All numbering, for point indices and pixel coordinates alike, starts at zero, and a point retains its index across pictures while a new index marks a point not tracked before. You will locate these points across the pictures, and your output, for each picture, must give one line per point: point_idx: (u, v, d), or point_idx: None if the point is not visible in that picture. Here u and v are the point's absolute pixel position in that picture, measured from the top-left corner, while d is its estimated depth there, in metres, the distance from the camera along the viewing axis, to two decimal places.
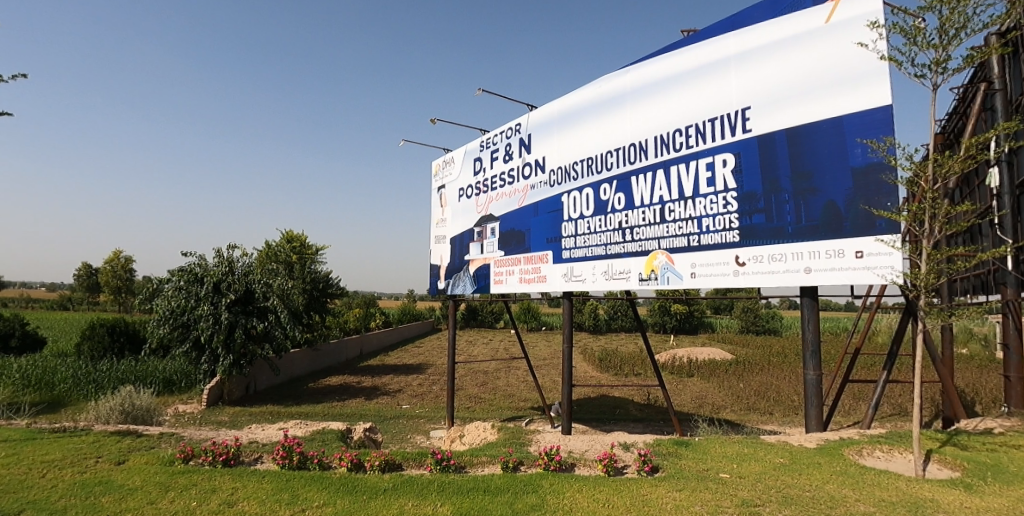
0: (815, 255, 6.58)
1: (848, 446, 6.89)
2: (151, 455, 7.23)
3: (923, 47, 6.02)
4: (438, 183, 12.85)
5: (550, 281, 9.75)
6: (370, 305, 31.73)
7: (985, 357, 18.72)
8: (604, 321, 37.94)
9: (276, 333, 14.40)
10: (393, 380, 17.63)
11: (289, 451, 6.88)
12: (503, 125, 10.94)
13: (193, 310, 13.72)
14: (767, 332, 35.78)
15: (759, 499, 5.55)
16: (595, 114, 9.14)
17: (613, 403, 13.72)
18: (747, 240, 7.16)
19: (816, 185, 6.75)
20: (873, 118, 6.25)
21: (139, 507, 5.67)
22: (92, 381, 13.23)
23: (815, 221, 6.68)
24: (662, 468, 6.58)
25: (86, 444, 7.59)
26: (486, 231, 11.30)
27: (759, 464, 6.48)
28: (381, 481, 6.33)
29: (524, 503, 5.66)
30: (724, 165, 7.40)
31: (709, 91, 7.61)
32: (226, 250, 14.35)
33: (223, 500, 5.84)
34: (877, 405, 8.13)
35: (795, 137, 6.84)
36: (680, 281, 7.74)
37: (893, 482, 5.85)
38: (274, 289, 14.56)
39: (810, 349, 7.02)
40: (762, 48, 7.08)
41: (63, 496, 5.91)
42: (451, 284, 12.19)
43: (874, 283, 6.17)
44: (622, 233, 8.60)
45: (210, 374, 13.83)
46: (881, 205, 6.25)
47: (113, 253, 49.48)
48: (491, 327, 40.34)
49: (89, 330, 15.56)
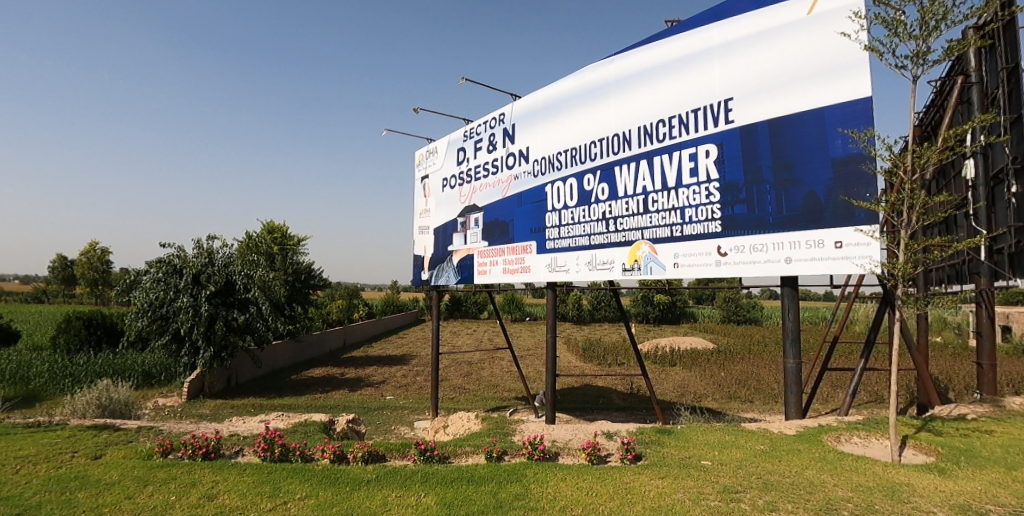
0: (796, 245, 6.65)
1: (826, 432, 7.01)
2: (129, 448, 7.13)
3: (904, 39, 6.07)
4: (422, 173, 12.73)
5: (534, 271, 9.75)
6: (354, 296, 31.62)
7: (957, 345, 19.21)
8: (587, 311, 38.17)
9: (258, 324, 14.23)
10: (377, 372, 17.57)
11: (270, 443, 6.80)
12: (487, 115, 10.86)
13: (172, 302, 13.47)
14: (748, 321, 36.12)
15: (740, 485, 5.63)
16: (579, 104, 9.11)
17: (597, 392, 13.86)
18: (729, 229, 7.21)
19: (797, 175, 6.82)
20: (854, 109, 6.33)
21: (116, 502, 5.59)
22: (69, 374, 12.96)
23: (796, 211, 6.75)
24: (645, 456, 6.63)
25: (62, 439, 7.46)
26: (470, 221, 11.23)
27: (740, 451, 6.56)
28: (365, 472, 6.30)
29: (508, 492, 5.68)
30: (706, 156, 7.42)
31: (693, 81, 7.62)
32: (207, 241, 14.08)
33: (203, 493, 5.78)
34: (854, 393, 8.27)
35: (777, 127, 6.89)
36: (663, 271, 7.79)
37: (870, 467, 5.97)
38: (255, 281, 14.39)
39: (789, 337, 7.13)
40: (746, 38, 7.11)
41: (37, 492, 5.80)
42: (434, 275, 12.15)
43: (852, 273, 6.25)
44: (606, 223, 8.60)
45: (190, 366, 13.69)
46: (860, 195, 6.32)
47: (89, 244, 48.54)
48: (475, 318, 40.44)
49: (64, 323, 15.26)
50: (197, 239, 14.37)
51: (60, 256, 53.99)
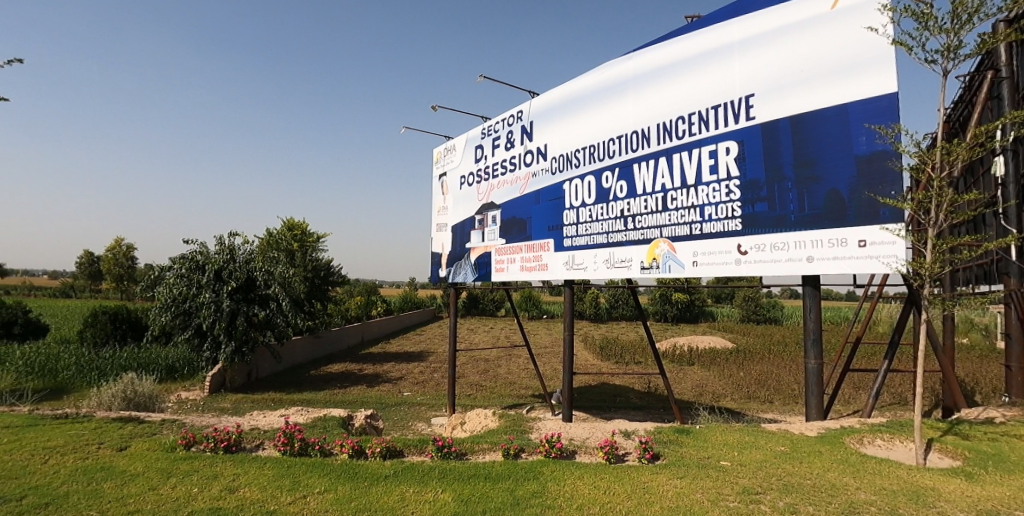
0: (818, 244, 6.54)
1: (848, 434, 6.90)
2: (153, 441, 7.26)
3: (934, 32, 5.93)
4: (440, 171, 12.76)
5: (551, 269, 9.73)
6: (373, 293, 31.89)
7: (985, 347, 18.77)
8: (604, 309, 37.97)
9: (278, 320, 14.40)
10: (395, 368, 17.70)
11: (290, 438, 6.90)
12: (505, 112, 10.86)
13: (194, 298, 13.70)
14: (768, 321, 35.55)
15: (759, 487, 5.56)
16: (597, 101, 9.06)
17: (614, 391, 13.80)
18: (749, 228, 7.12)
19: (819, 173, 6.70)
20: (878, 105, 6.21)
21: (141, 493, 5.70)
22: (96, 367, 13.25)
23: (817, 209, 6.64)
24: (663, 456, 6.59)
25: (89, 431, 7.63)
26: (488, 219, 11.24)
27: (759, 452, 6.48)
28: (383, 467, 6.35)
29: (525, 490, 5.68)
30: (727, 153, 7.33)
31: (712, 78, 7.54)
32: (228, 238, 14.29)
33: (225, 486, 5.87)
34: (877, 395, 8.12)
35: (799, 124, 6.79)
36: (681, 270, 7.70)
37: (894, 470, 5.86)
38: (275, 277, 14.58)
39: (811, 337, 7.01)
40: (768, 34, 7.01)
41: (65, 482, 5.94)
42: (451, 272, 12.20)
43: (876, 272, 6.14)
44: (624, 221, 8.54)
45: (212, 361, 13.91)
46: (885, 193, 6.20)
47: (115, 240, 49.60)
48: (492, 315, 40.55)
49: (91, 317, 15.60)
50: (218, 236, 14.59)
51: (86, 251, 55.24)
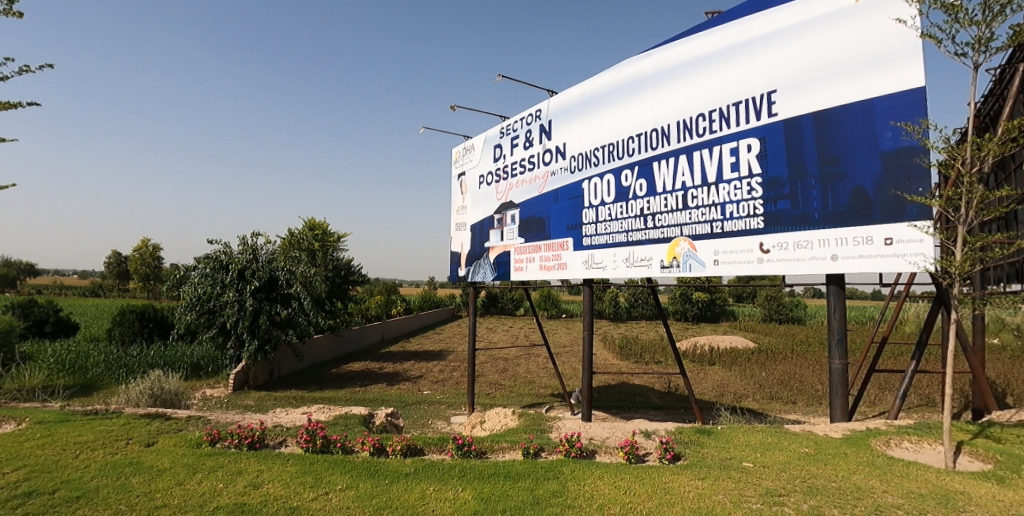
0: (842, 242, 6.42)
1: (875, 436, 6.77)
2: (179, 437, 7.40)
3: (964, 24, 5.79)
4: (459, 170, 12.80)
5: (570, 268, 9.70)
6: (393, 292, 32.12)
7: (1017, 347, 18.27)
8: (624, 308, 37.74)
9: (300, 319, 14.58)
10: (415, 366, 17.81)
11: (312, 435, 6.98)
12: (523, 111, 10.86)
13: (218, 297, 13.93)
14: (790, 320, 35.00)
15: (783, 489, 5.49)
16: (616, 99, 9.01)
17: (634, 391, 13.72)
18: (771, 226, 7.01)
19: (843, 169, 6.58)
20: (904, 100, 6.09)
21: (168, 488, 5.81)
22: (123, 365, 13.55)
23: (842, 207, 6.52)
24: (684, 456, 6.53)
25: (118, 427, 7.80)
26: (507, 218, 11.25)
27: (782, 454, 6.40)
28: (403, 465, 6.39)
29: (545, 489, 5.67)
30: (748, 150, 7.24)
31: (733, 74, 7.46)
32: (251, 238, 14.50)
33: (249, 481, 5.96)
34: (905, 396, 7.96)
35: (822, 120, 6.68)
36: (702, 269, 7.61)
37: (922, 474, 5.73)
38: (297, 276, 14.77)
39: (835, 337, 6.89)
40: (790, 29, 6.92)
41: (95, 476, 6.09)
42: (471, 272, 12.24)
43: (903, 271, 6.01)
44: (644, 220, 8.48)
45: (236, 359, 14.12)
46: (912, 190, 6.09)
47: (142, 240, 50.63)
48: (511, 314, 40.59)
49: (119, 316, 15.95)
50: (242, 236, 14.81)
51: (114, 252, 56.48)
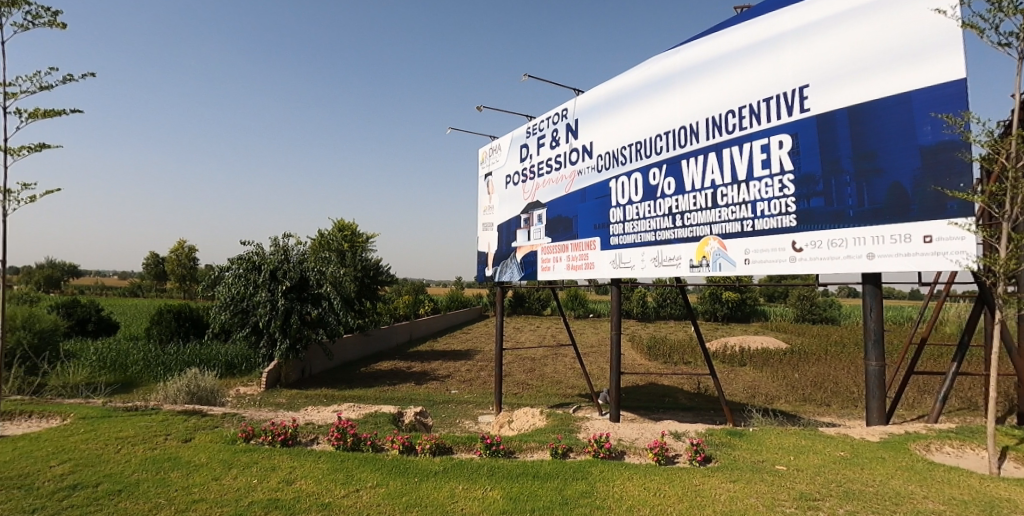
0: (879, 240, 6.24)
1: (914, 440, 6.57)
2: (215, 433, 7.60)
3: (1009, 13, 5.58)
4: (485, 170, 12.84)
5: (598, 268, 9.65)
6: (421, 292, 32.40)
7: None
8: (652, 308, 37.36)
9: (330, 318, 14.80)
10: (443, 366, 17.94)
11: (343, 432, 7.09)
12: (549, 111, 10.84)
13: (251, 297, 14.25)
14: (824, 320, 34.20)
15: (818, 493, 5.37)
16: (643, 97, 8.94)
17: (662, 391, 13.58)
18: (804, 224, 6.86)
19: (880, 165, 6.40)
20: (944, 93, 5.91)
21: (205, 482, 5.97)
22: (161, 363, 13.95)
23: (878, 204, 6.35)
24: (715, 458, 6.44)
25: (156, 423, 8.04)
26: (534, 218, 11.24)
27: (817, 457, 6.25)
28: (432, 463, 6.44)
29: (574, 489, 5.65)
30: (780, 146, 7.10)
31: (763, 69, 7.33)
32: (283, 239, 14.79)
33: (282, 477, 6.08)
34: (945, 399, 7.72)
35: (857, 115, 6.51)
36: (732, 268, 7.49)
37: (965, 479, 5.54)
38: (327, 276, 15.01)
39: (872, 338, 6.70)
40: (822, 22, 6.78)
41: (135, 470, 6.28)
42: (498, 271, 12.26)
43: (944, 269, 5.82)
44: (672, 218, 8.38)
45: (268, 358, 14.41)
46: (953, 186, 5.88)
47: (178, 242, 52.05)
48: (538, 314, 40.57)
49: (157, 315, 16.42)
50: (273, 237, 15.12)
51: (152, 253, 58.15)
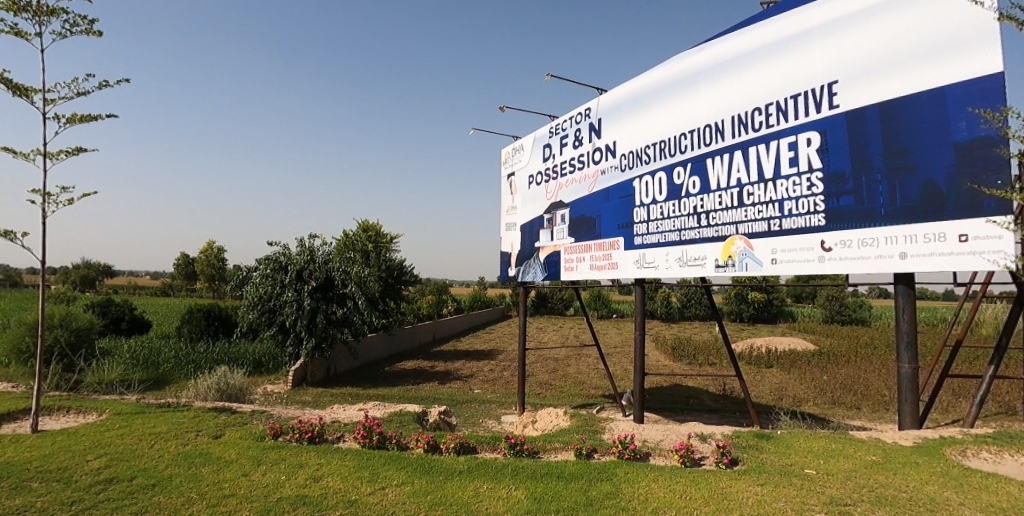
0: (911, 239, 6.09)
1: (949, 445, 6.39)
2: (244, 430, 7.75)
3: None
4: (508, 171, 12.86)
5: (621, 268, 9.59)
6: (444, 292, 32.58)
7: None
8: (676, 309, 36.99)
9: (355, 318, 14.98)
10: (466, 365, 18.02)
11: (369, 431, 7.17)
12: (572, 111, 10.81)
13: (278, 296, 14.50)
14: (854, 321, 33.47)
15: (849, 498, 5.26)
16: (667, 96, 8.85)
17: (687, 393, 13.44)
18: (833, 223, 6.73)
19: (913, 162, 6.24)
20: (980, 87, 5.73)
21: (235, 478, 6.10)
22: (192, 361, 14.27)
23: (911, 202, 6.19)
24: (742, 461, 6.35)
25: (187, 419, 8.23)
26: (557, 218, 11.22)
27: (848, 461, 6.12)
28: (457, 463, 6.47)
29: (598, 490, 5.63)
30: (808, 144, 6.98)
31: (791, 66, 7.20)
32: (308, 239, 15.02)
33: (309, 474, 6.17)
34: (982, 403, 7.49)
35: (889, 111, 6.36)
36: (759, 268, 7.37)
37: (1003, 486, 5.37)
38: (352, 277, 15.19)
39: (904, 340, 6.54)
40: (851, 17, 6.65)
41: (168, 465, 6.44)
42: (521, 272, 12.26)
43: (980, 269, 5.65)
44: (697, 218, 8.29)
45: (295, 356, 14.64)
46: (990, 183, 5.69)
47: (208, 243, 53.24)
48: (561, 314, 40.49)
49: (187, 314, 16.81)
50: (300, 238, 15.36)
51: (183, 254, 59.51)
